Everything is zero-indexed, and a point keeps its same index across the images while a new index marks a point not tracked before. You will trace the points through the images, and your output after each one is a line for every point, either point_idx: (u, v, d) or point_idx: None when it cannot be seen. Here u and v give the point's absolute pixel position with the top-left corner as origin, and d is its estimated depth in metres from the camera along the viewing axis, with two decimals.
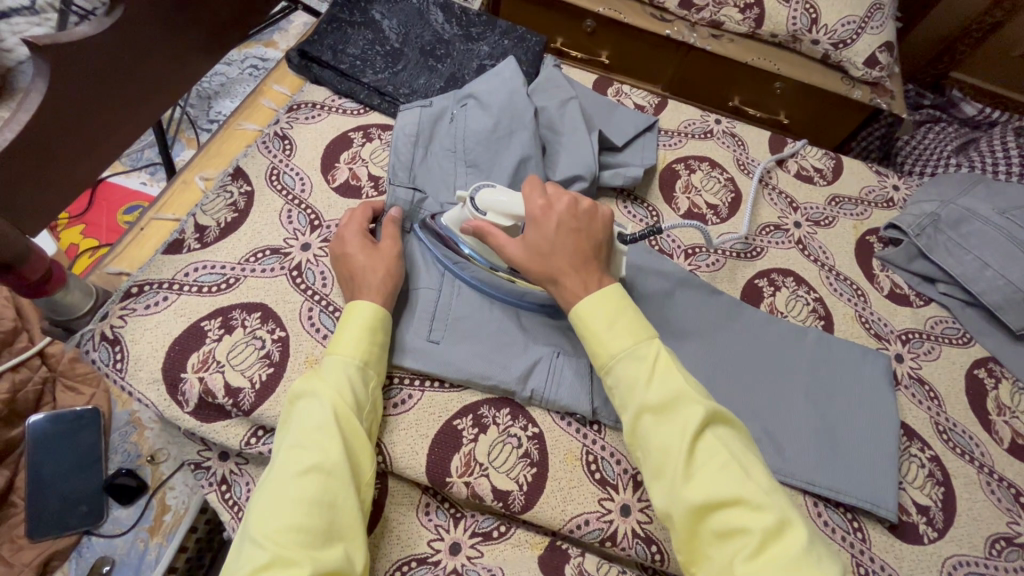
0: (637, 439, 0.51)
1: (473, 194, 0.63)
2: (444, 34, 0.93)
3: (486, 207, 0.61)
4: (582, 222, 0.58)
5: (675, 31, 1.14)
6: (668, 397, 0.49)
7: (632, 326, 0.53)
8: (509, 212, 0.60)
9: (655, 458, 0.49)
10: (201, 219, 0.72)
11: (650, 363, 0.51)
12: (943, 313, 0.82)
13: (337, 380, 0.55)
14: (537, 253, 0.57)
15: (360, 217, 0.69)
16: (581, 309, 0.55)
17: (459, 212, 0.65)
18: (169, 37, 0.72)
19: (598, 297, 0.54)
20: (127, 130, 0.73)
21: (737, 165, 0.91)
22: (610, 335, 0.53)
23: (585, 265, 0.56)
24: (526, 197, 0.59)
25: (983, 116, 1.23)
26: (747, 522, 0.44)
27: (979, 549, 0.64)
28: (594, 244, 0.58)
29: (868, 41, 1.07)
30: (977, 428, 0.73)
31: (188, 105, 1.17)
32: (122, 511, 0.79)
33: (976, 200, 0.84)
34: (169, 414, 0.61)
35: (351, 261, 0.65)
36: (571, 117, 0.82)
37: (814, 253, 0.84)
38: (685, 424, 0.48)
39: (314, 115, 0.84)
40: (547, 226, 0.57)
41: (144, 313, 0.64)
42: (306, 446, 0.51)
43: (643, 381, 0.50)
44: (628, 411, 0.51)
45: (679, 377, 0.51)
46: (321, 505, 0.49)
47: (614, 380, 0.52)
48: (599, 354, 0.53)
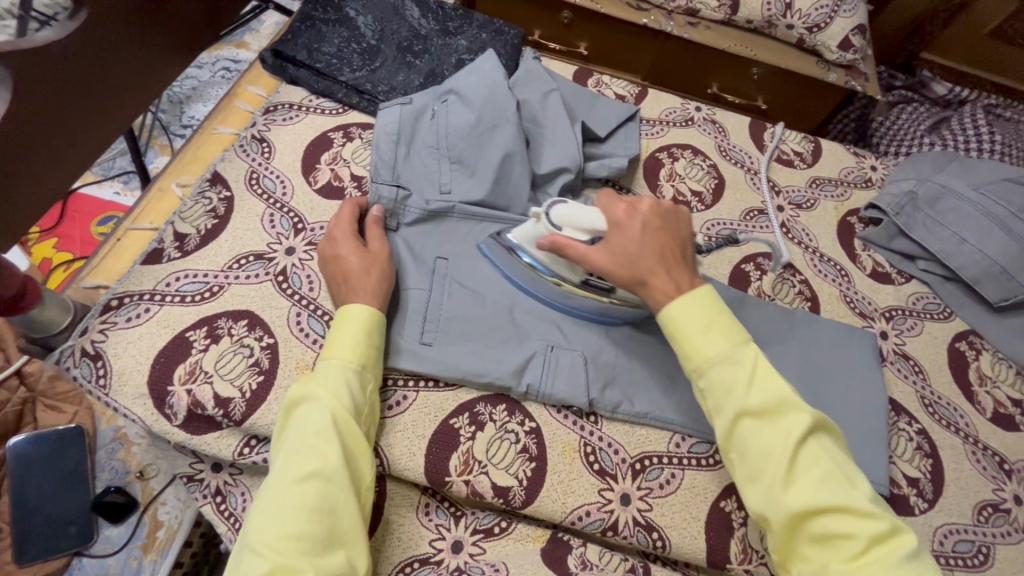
0: (732, 442, 0.51)
1: (547, 210, 0.62)
2: (420, 29, 0.92)
3: (561, 223, 0.61)
4: (665, 223, 0.59)
5: (651, 20, 1.14)
6: (771, 402, 0.50)
7: (726, 329, 0.53)
8: (586, 227, 0.60)
9: (753, 462, 0.50)
10: (180, 227, 0.70)
11: (750, 368, 0.52)
12: (923, 289, 0.83)
13: (334, 384, 0.54)
14: (625, 257, 0.57)
15: (344, 219, 0.68)
16: (670, 311, 0.55)
17: (533, 228, 0.64)
18: (137, 41, 0.70)
19: (687, 300, 0.54)
20: (97, 138, 0.70)
21: (719, 152, 0.92)
22: (696, 341, 0.53)
23: (670, 265, 0.57)
24: (606, 206, 0.60)
25: (952, 95, 1.27)
26: (853, 528, 0.46)
27: (967, 517, 0.66)
28: (679, 243, 0.59)
29: (841, 24, 1.08)
30: (960, 400, 0.75)
31: (159, 110, 1.13)
32: (113, 529, 0.78)
33: (951, 177, 0.86)
34: (158, 428, 0.59)
35: (340, 265, 0.64)
36: (553, 109, 0.82)
37: (797, 236, 0.85)
38: (791, 431, 0.49)
39: (291, 117, 0.82)
40: (630, 229, 0.58)
41: (125, 326, 0.62)
42: (307, 451, 0.50)
43: (744, 386, 0.51)
44: (724, 414, 0.51)
45: (779, 381, 0.51)
46: (321, 511, 0.48)
47: (708, 382, 0.53)
48: (692, 355, 0.53)
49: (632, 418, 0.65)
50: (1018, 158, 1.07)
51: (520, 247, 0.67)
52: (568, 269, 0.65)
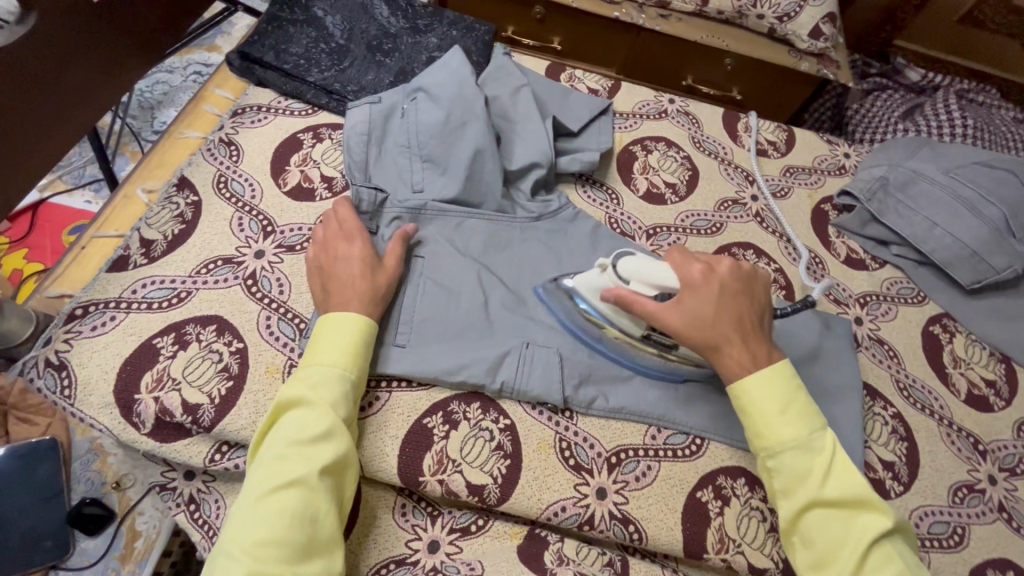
0: (797, 526, 0.53)
1: (615, 262, 0.63)
2: (390, 27, 0.91)
3: (629, 276, 0.61)
4: (742, 285, 0.61)
5: (623, 13, 1.14)
6: (846, 496, 0.52)
7: (803, 415, 0.56)
8: (655, 283, 0.60)
9: (820, 550, 0.52)
10: (146, 233, 0.69)
11: (827, 459, 0.54)
12: (897, 274, 0.84)
13: (319, 391, 0.54)
14: (701, 319, 0.58)
15: (344, 219, 0.67)
16: (742, 383, 0.57)
17: (597, 277, 0.65)
18: (93, 44, 0.69)
19: (763, 375, 0.57)
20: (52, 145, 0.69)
21: (692, 143, 0.92)
22: (771, 422, 0.55)
23: (747, 338, 0.58)
24: (682, 265, 0.60)
25: (926, 81, 1.28)
26: None
27: (943, 498, 0.67)
28: (756, 308, 0.61)
29: (811, 13, 1.08)
30: (934, 383, 0.75)
31: (129, 116, 1.12)
32: (89, 542, 0.76)
33: (922, 161, 0.86)
34: (125, 437, 0.59)
35: (338, 266, 0.63)
36: (523, 105, 0.82)
37: (772, 225, 0.85)
38: (865, 530, 0.51)
39: (260, 119, 0.81)
40: (708, 291, 0.59)
41: (91, 335, 0.61)
42: (290, 458, 0.50)
43: (819, 476, 0.53)
44: (794, 498, 0.53)
45: (855, 475, 0.53)
46: (300, 519, 0.48)
47: (777, 464, 0.55)
48: (765, 433, 0.56)
49: (608, 413, 0.65)
50: (990, 141, 1.08)
51: (583, 297, 0.66)
52: (629, 321, 0.64)
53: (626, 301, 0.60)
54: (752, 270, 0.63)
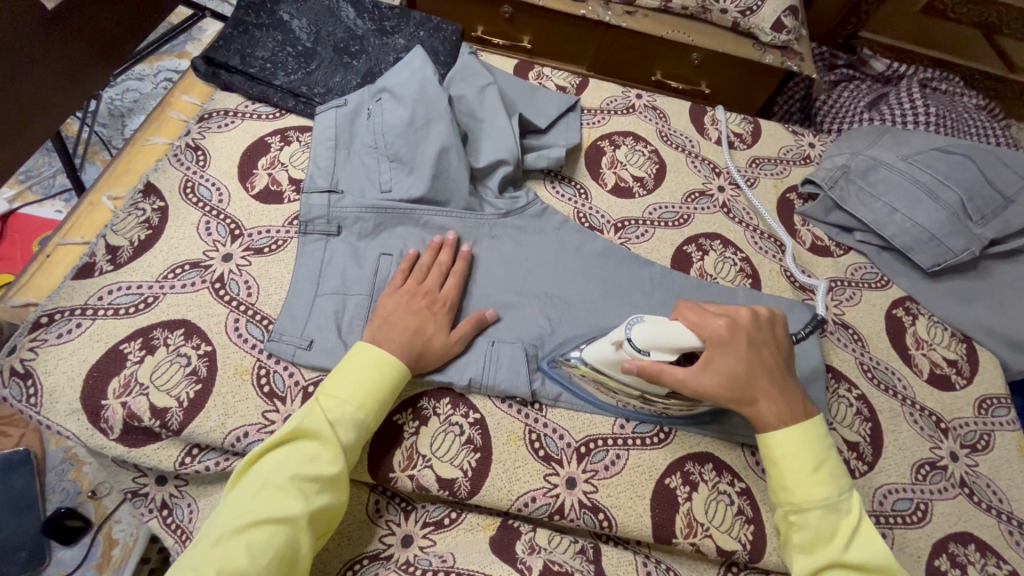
0: None
1: (628, 333, 0.59)
2: (356, 29, 0.92)
3: (647, 346, 0.58)
4: (766, 332, 0.62)
5: (590, 11, 1.15)
6: (871, 562, 0.53)
7: (834, 478, 0.57)
8: (673, 346, 0.57)
9: None
10: (112, 239, 0.69)
11: (853, 523, 0.55)
12: (861, 259, 0.86)
13: (336, 431, 0.55)
14: (736, 377, 0.58)
15: (415, 275, 0.67)
16: (773, 438, 0.58)
17: (613, 353, 0.61)
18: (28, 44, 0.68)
19: (795, 432, 0.58)
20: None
21: (660, 137, 0.93)
22: (800, 483, 0.56)
23: (778, 383, 0.60)
24: (704, 319, 0.60)
25: (891, 71, 1.30)
26: None
27: (906, 476, 0.69)
28: (780, 353, 0.62)
29: (772, 7, 1.10)
30: (898, 364, 0.77)
31: (97, 124, 1.12)
32: (66, 551, 0.76)
33: (882, 149, 0.88)
34: (94, 443, 0.59)
35: (407, 316, 0.63)
36: (489, 103, 0.83)
37: (738, 216, 0.87)
38: None
39: (226, 124, 0.81)
40: (736, 346, 0.59)
41: (57, 342, 0.61)
42: (288, 493, 0.52)
43: (845, 540, 0.54)
44: (815, 556, 0.54)
45: (881, 542, 0.55)
46: (279, 559, 0.50)
47: (801, 520, 0.56)
48: (794, 491, 0.56)
49: (576, 403, 0.66)
50: (952, 128, 1.11)
51: (597, 368, 0.63)
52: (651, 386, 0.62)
53: (653, 375, 0.58)
54: (769, 313, 0.63)
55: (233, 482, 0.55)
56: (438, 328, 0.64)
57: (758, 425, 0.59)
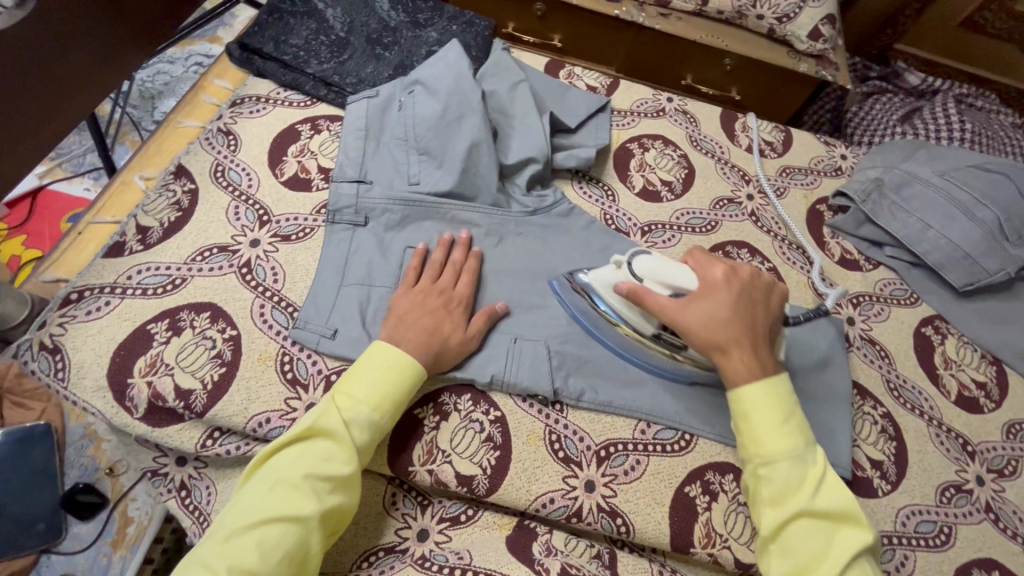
0: (778, 533, 0.53)
1: (631, 259, 0.65)
2: (390, 21, 0.92)
3: (643, 273, 0.63)
4: (758, 295, 0.62)
5: (624, 12, 1.15)
6: (835, 509, 0.53)
7: (800, 429, 0.56)
8: (667, 282, 0.62)
9: (799, 558, 0.52)
10: (142, 220, 0.70)
11: (818, 472, 0.55)
12: (890, 275, 0.84)
13: (351, 431, 0.54)
14: (715, 321, 0.59)
15: (428, 273, 0.67)
16: (741, 390, 0.57)
17: (612, 273, 0.66)
18: (98, 38, 0.70)
19: (769, 387, 0.57)
20: (59, 122, 0.68)
21: (689, 141, 0.92)
22: (768, 433, 0.55)
23: (755, 343, 0.59)
24: (703, 265, 0.63)
25: (926, 85, 1.28)
26: None
27: (931, 498, 0.67)
28: (768, 318, 0.61)
29: (809, 14, 1.09)
30: (925, 383, 0.76)
31: (129, 105, 1.13)
32: (82, 527, 0.77)
33: (917, 164, 0.87)
34: (118, 421, 0.59)
35: (422, 313, 0.63)
36: (521, 100, 0.82)
37: (767, 225, 0.86)
38: (849, 543, 0.52)
39: (258, 109, 0.82)
40: (723, 293, 0.60)
41: (86, 319, 0.62)
42: (300, 492, 0.51)
43: (811, 489, 0.54)
44: (783, 507, 0.53)
45: (846, 490, 0.54)
46: (290, 556, 0.49)
47: (769, 472, 0.55)
48: (760, 442, 0.56)
49: (597, 406, 0.65)
50: (987, 145, 1.09)
51: (598, 293, 0.67)
52: (641, 318, 0.65)
53: (640, 300, 0.62)
54: (771, 281, 0.64)
55: (249, 474, 0.54)
56: (455, 331, 0.63)
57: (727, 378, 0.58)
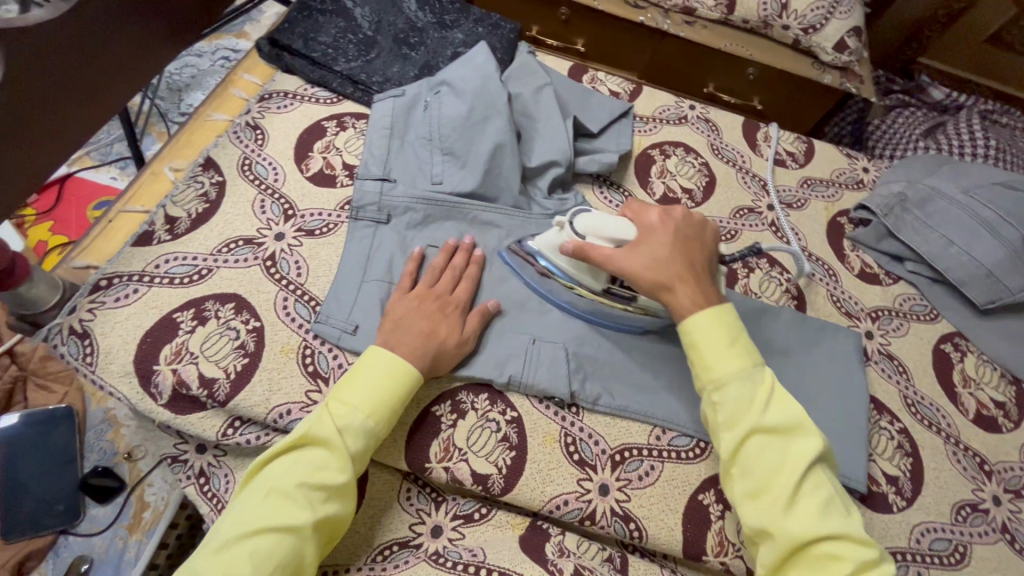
0: (738, 455, 0.53)
1: (571, 219, 0.64)
2: (417, 21, 0.92)
3: (586, 232, 0.62)
4: (694, 232, 0.63)
5: (649, 18, 1.15)
6: (786, 423, 0.53)
7: (745, 348, 0.56)
8: (609, 236, 0.61)
9: (759, 477, 0.52)
10: (171, 210, 0.71)
11: (767, 390, 0.55)
12: (910, 290, 0.84)
13: (345, 438, 0.54)
14: (657, 261, 0.59)
15: (426, 278, 0.66)
16: (689, 321, 0.57)
17: (557, 236, 0.65)
18: (134, 27, 0.70)
19: (712, 315, 0.57)
20: (97, 111, 0.69)
21: (711, 150, 0.92)
22: (717, 356, 0.56)
23: (697, 277, 0.60)
24: (637, 211, 0.63)
25: (950, 100, 1.27)
26: (848, 550, 0.49)
27: (946, 516, 0.67)
28: (704, 251, 0.63)
29: (836, 26, 1.09)
30: (943, 400, 0.75)
31: (157, 97, 1.15)
32: (99, 510, 0.78)
33: (941, 179, 0.86)
34: (143, 407, 0.60)
35: (420, 318, 0.62)
36: (545, 103, 0.83)
37: (787, 236, 0.86)
38: (804, 454, 0.52)
39: (286, 105, 0.83)
40: (661, 233, 0.61)
41: (114, 306, 0.63)
42: (294, 501, 0.50)
43: (762, 405, 0.54)
44: (738, 428, 0.53)
45: (793, 405, 0.55)
46: (284, 567, 0.48)
47: (723, 397, 0.55)
48: (711, 369, 0.56)
49: (613, 411, 0.65)
50: (1012, 163, 1.08)
51: (546, 257, 0.67)
52: (588, 274, 0.66)
53: (586, 256, 0.61)
54: (703, 220, 0.65)
55: (242, 484, 0.54)
56: (453, 337, 0.62)
57: (676, 315, 0.59)
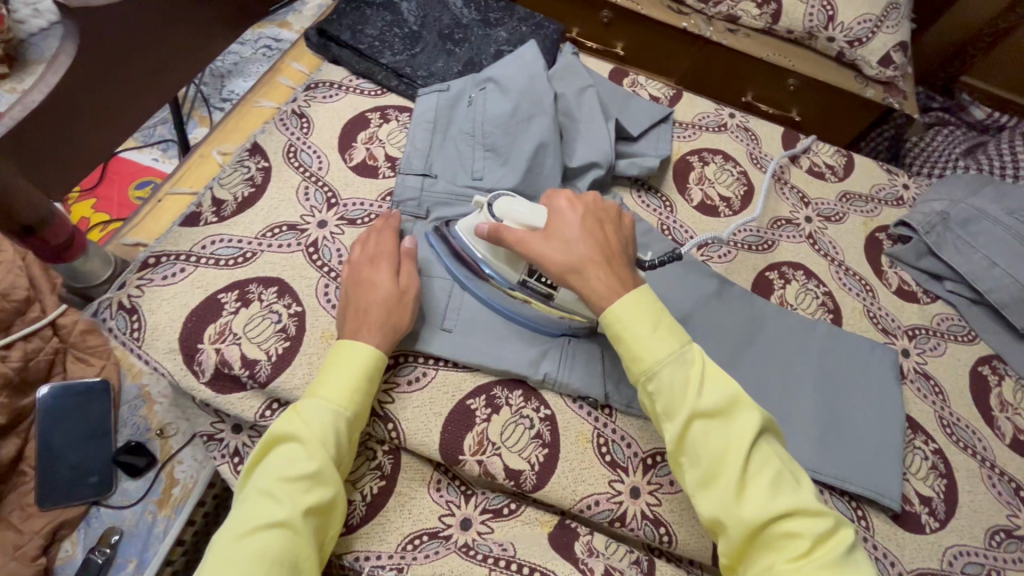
0: (684, 445, 0.51)
1: (491, 201, 0.63)
2: (462, 18, 0.93)
3: (503, 215, 0.61)
4: (605, 215, 0.60)
5: (692, 25, 1.14)
6: (723, 403, 0.51)
7: (672, 328, 0.54)
8: (525, 223, 0.60)
9: (708, 466, 0.50)
10: (218, 192, 0.72)
11: (699, 369, 0.52)
12: (949, 310, 0.83)
13: (311, 426, 0.53)
14: (564, 246, 0.57)
15: (365, 247, 0.65)
16: (611, 310, 0.54)
17: (476, 217, 0.65)
18: (203, 16, 0.72)
19: (631, 299, 0.54)
20: (159, 94, 0.71)
21: (749, 159, 0.91)
22: (645, 343, 0.53)
23: (611, 263, 0.56)
24: (550, 198, 0.61)
25: (991, 120, 1.26)
26: (805, 527, 0.48)
27: (979, 540, 0.66)
28: (619, 235, 0.59)
29: (883, 39, 1.07)
30: (980, 424, 0.74)
31: (201, 82, 1.17)
32: (131, 483, 0.79)
33: (986, 199, 0.85)
34: (185, 383, 0.61)
35: (355, 288, 0.62)
36: (588, 105, 0.83)
37: (824, 248, 0.85)
38: (744, 433, 0.50)
39: (331, 95, 0.84)
40: (571, 218, 0.58)
41: (162, 283, 0.64)
42: (278, 497, 0.50)
43: (696, 389, 0.51)
44: (676, 418, 0.51)
45: (729, 381, 0.53)
46: (283, 562, 0.48)
47: (657, 386, 0.52)
48: (641, 359, 0.53)
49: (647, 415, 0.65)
50: None
51: (467, 242, 0.66)
52: (507, 265, 0.64)
53: (500, 238, 0.60)
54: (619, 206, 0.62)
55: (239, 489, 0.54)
56: (388, 287, 0.61)
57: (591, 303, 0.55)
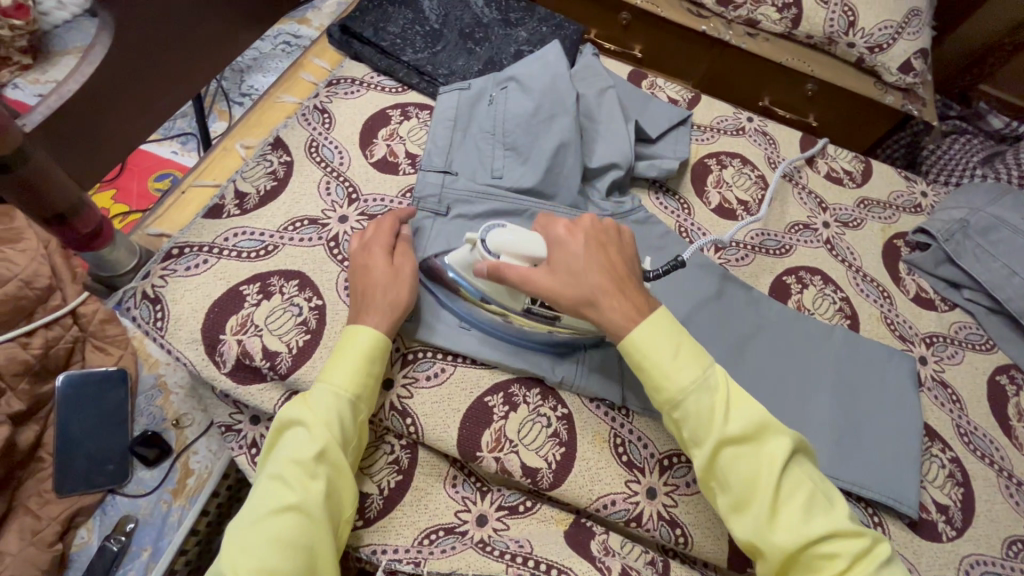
0: (713, 472, 0.51)
1: (483, 236, 0.58)
2: (483, 17, 0.93)
3: (498, 249, 0.57)
4: (606, 236, 0.58)
5: (711, 28, 1.14)
6: (750, 428, 0.51)
7: (695, 353, 0.53)
8: (526, 255, 0.56)
9: (738, 493, 0.50)
10: (240, 185, 0.73)
11: (724, 392, 0.52)
12: (966, 318, 0.82)
13: (316, 412, 0.53)
14: (571, 277, 0.55)
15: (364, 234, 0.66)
16: (633, 337, 0.53)
17: (468, 253, 0.60)
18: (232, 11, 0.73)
19: (652, 324, 0.53)
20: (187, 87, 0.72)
21: (767, 163, 0.91)
22: (669, 371, 0.52)
23: (623, 288, 0.55)
24: (546, 225, 0.58)
25: (1010, 129, 1.24)
26: (840, 547, 0.48)
27: (996, 549, 0.65)
28: (621, 255, 0.58)
29: (904, 46, 1.07)
30: (998, 433, 0.74)
31: (221, 77, 1.18)
32: (147, 472, 0.80)
33: (1007, 208, 0.84)
34: (207, 373, 0.62)
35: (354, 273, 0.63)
36: (608, 107, 0.83)
37: (841, 254, 0.85)
38: (774, 456, 0.50)
39: (352, 91, 0.84)
40: (574, 246, 0.56)
41: (186, 274, 0.65)
42: (288, 481, 0.50)
43: (722, 416, 0.51)
44: (704, 446, 0.51)
45: (754, 404, 0.52)
46: (300, 546, 0.48)
47: (683, 413, 0.52)
48: (666, 388, 0.52)
49: None
50: None
51: (460, 278, 0.62)
52: (503, 295, 0.61)
53: (501, 277, 0.57)
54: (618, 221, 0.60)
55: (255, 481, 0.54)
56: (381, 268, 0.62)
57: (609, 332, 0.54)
